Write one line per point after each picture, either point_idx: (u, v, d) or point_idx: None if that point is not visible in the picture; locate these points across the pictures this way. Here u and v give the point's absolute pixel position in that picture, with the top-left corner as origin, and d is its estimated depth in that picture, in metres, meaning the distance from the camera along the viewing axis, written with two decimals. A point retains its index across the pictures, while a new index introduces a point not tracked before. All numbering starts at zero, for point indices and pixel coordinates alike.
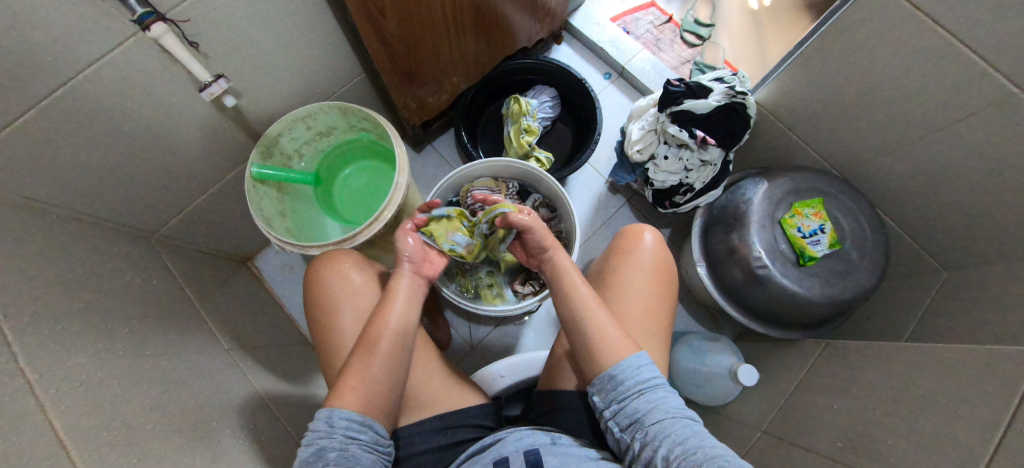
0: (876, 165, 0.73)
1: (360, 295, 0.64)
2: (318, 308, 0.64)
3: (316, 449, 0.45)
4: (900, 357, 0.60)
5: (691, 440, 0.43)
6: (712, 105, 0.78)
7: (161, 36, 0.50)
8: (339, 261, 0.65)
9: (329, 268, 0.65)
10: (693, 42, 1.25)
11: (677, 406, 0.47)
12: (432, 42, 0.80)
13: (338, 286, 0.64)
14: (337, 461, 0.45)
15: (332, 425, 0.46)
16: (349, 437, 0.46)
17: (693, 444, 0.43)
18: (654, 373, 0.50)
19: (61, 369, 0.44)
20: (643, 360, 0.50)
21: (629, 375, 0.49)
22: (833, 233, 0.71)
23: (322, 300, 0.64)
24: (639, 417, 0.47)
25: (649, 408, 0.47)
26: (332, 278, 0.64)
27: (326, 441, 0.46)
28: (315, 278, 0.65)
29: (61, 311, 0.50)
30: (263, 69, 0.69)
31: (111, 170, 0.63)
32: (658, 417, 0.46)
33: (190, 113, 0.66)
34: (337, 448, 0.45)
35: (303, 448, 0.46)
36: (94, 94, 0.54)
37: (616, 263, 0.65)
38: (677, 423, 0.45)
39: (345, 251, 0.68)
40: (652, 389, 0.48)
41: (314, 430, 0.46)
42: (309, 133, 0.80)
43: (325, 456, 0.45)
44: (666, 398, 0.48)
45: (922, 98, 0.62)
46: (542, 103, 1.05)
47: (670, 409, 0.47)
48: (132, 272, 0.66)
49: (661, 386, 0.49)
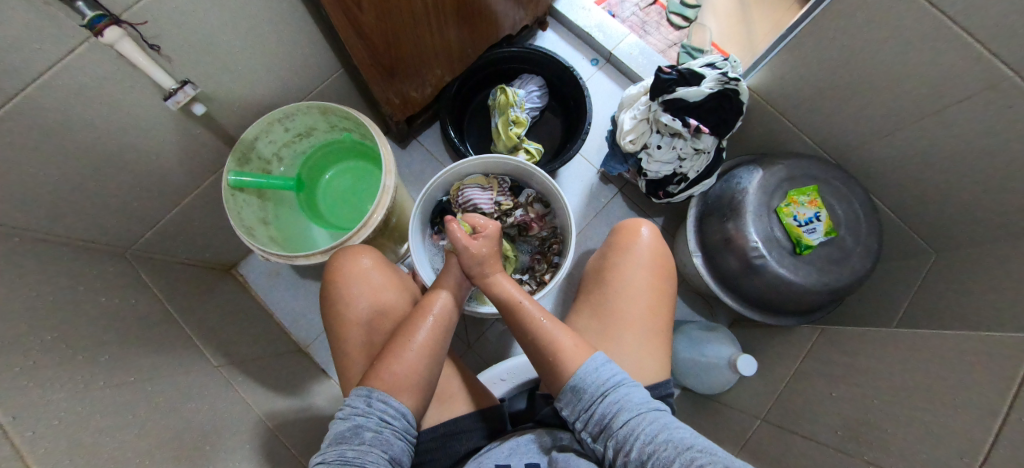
0: (870, 149, 0.73)
1: (385, 291, 0.62)
2: (334, 300, 0.61)
3: (354, 425, 0.46)
4: (898, 343, 0.60)
5: (660, 435, 0.43)
6: (704, 93, 0.77)
7: (116, 42, 0.46)
8: (359, 258, 0.63)
9: (350, 260, 0.63)
10: (679, 24, 1.21)
11: (644, 400, 0.47)
12: (414, 34, 0.76)
13: (358, 280, 0.62)
14: (372, 441, 0.46)
15: (372, 406, 0.48)
16: (385, 422, 0.48)
17: (662, 440, 0.43)
18: (614, 373, 0.50)
19: (36, 410, 0.41)
20: (600, 361, 0.51)
21: (590, 380, 0.50)
22: (828, 221, 0.71)
23: (341, 293, 0.61)
24: (606, 422, 0.47)
25: (615, 410, 0.47)
26: (353, 271, 0.62)
27: (364, 419, 0.47)
28: (335, 269, 0.63)
29: (31, 345, 0.47)
30: (233, 69, 0.64)
31: (73, 185, 0.59)
32: (625, 417, 0.46)
33: (157, 120, 0.62)
34: (374, 430, 0.47)
35: (339, 423, 0.47)
36: (48, 106, 0.50)
37: (613, 260, 0.64)
38: (644, 419, 0.45)
39: (367, 247, 0.66)
40: (615, 389, 0.48)
41: (351, 408, 0.48)
42: (287, 135, 0.76)
43: (362, 434, 0.46)
44: (630, 395, 0.48)
45: (916, 83, 0.61)
46: (530, 93, 1.02)
47: (635, 406, 0.47)
48: (107, 292, 0.62)
49: (625, 384, 0.49)
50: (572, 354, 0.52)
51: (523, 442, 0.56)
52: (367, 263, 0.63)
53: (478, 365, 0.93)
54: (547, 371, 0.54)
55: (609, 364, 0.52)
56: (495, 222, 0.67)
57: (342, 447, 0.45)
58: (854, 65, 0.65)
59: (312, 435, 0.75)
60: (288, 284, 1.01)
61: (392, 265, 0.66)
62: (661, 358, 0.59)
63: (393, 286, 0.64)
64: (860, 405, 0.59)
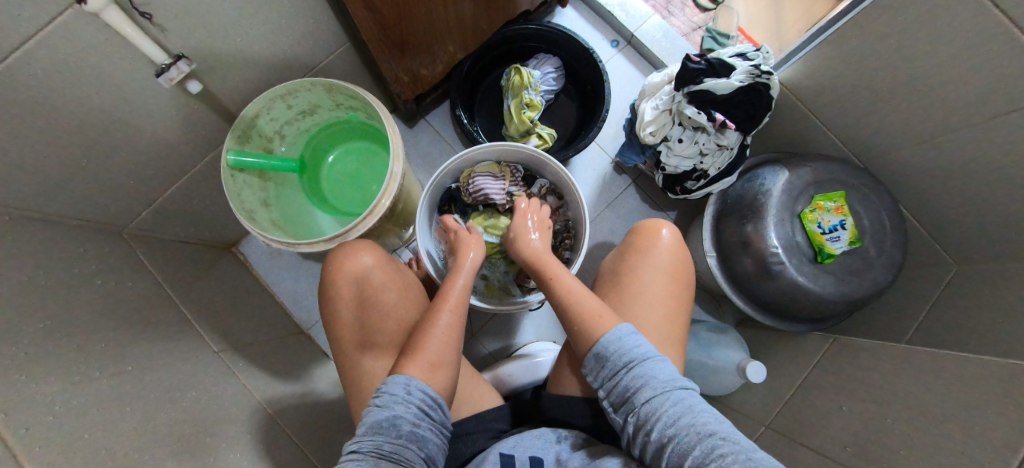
0: (904, 155, 0.70)
1: (386, 291, 0.60)
2: (335, 304, 0.60)
3: (392, 416, 0.46)
4: (917, 362, 0.59)
5: (682, 418, 0.44)
6: (734, 86, 0.72)
7: (103, 10, 0.42)
8: (358, 256, 0.61)
9: (349, 258, 0.60)
10: (705, 6, 1.15)
11: (669, 378, 0.47)
12: (428, 8, 0.71)
13: (359, 281, 0.60)
14: (409, 436, 0.45)
15: (410, 396, 0.47)
16: (422, 414, 0.47)
17: (683, 424, 0.43)
18: (640, 346, 0.50)
19: (31, 405, 0.40)
20: (625, 332, 0.51)
21: (615, 350, 0.50)
22: (853, 230, 0.69)
23: (342, 296, 0.59)
24: (629, 396, 0.48)
25: (638, 385, 0.47)
26: (353, 272, 0.60)
27: (402, 410, 0.46)
28: (333, 271, 0.60)
29: (25, 333, 0.45)
30: (231, 40, 0.59)
31: (63, 162, 0.55)
32: (648, 394, 0.46)
33: (152, 94, 0.58)
34: (411, 423, 0.46)
35: (376, 411, 0.46)
36: (31, 78, 0.46)
37: (631, 262, 0.63)
38: (667, 399, 0.45)
39: (365, 241, 0.64)
40: (642, 363, 0.49)
41: (389, 394, 0.47)
42: (290, 112, 0.72)
43: (399, 427, 0.45)
44: (656, 371, 0.48)
45: (966, 89, 0.57)
46: (545, 75, 0.96)
47: (661, 383, 0.47)
48: (102, 274, 0.60)
49: (652, 359, 0.49)
50: (601, 320, 0.54)
51: (544, 432, 0.56)
52: (369, 260, 0.61)
53: (481, 355, 0.92)
54: (576, 334, 0.55)
55: (637, 334, 0.52)
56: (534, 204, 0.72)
57: (379, 439, 0.44)
58: (901, 61, 0.62)
59: (314, 422, 0.75)
60: (289, 265, 0.98)
61: (389, 260, 0.64)
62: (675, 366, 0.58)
63: (398, 285, 0.62)
64: (873, 422, 0.58)
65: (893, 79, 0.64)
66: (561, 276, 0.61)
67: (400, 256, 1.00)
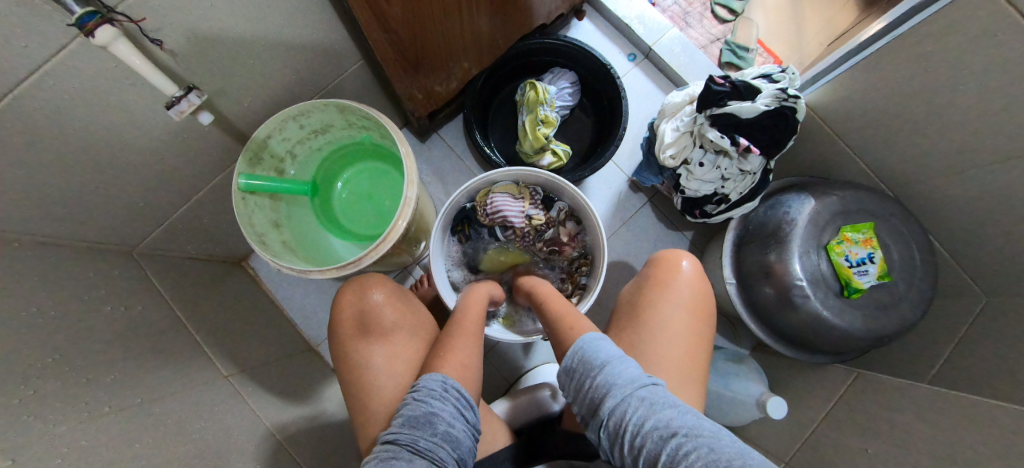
0: (935, 184, 0.68)
1: (397, 327, 0.61)
2: (344, 347, 0.60)
3: (428, 411, 0.46)
4: (949, 406, 0.57)
5: (645, 421, 0.43)
6: (759, 110, 0.69)
7: (111, 43, 0.40)
8: (369, 290, 0.63)
9: (358, 297, 0.62)
10: (724, 17, 1.11)
11: (631, 379, 0.46)
12: (443, 25, 0.69)
13: (367, 318, 0.61)
14: (444, 435, 0.45)
15: (447, 392, 0.48)
16: (458, 412, 0.48)
17: (648, 427, 0.42)
18: (602, 352, 0.50)
19: (39, 448, 0.38)
20: (590, 343, 0.52)
21: (580, 362, 0.51)
22: (883, 264, 0.66)
23: (352, 334, 0.60)
24: (596, 407, 0.47)
25: (602, 395, 0.47)
26: (364, 309, 0.61)
27: (440, 407, 0.47)
28: (343, 312, 0.62)
29: (34, 369, 0.43)
30: (243, 60, 0.58)
31: (73, 188, 0.54)
32: (610, 403, 0.45)
33: (162, 118, 0.56)
34: (448, 421, 0.46)
35: (415, 405, 0.47)
36: (42, 108, 0.44)
37: (651, 295, 0.61)
38: (630, 403, 0.45)
39: (376, 278, 0.66)
40: (603, 370, 0.48)
41: (427, 389, 0.48)
42: (302, 131, 0.70)
43: (435, 424, 0.45)
44: (616, 376, 0.47)
45: (1007, 120, 0.55)
46: (561, 90, 0.94)
47: (622, 387, 0.46)
48: (112, 300, 0.59)
49: (612, 363, 0.48)
50: (576, 329, 0.57)
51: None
52: (378, 297, 0.62)
53: (492, 376, 0.91)
54: (559, 344, 0.58)
55: (600, 341, 0.52)
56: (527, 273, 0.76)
57: (415, 434, 0.44)
58: (940, 89, 0.59)
59: (323, 446, 0.74)
60: (299, 280, 0.97)
61: (402, 297, 0.66)
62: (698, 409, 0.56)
63: (408, 321, 0.63)
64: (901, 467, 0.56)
65: (928, 106, 0.62)
66: (551, 298, 0.65)
67: (411, 273, 0.99)
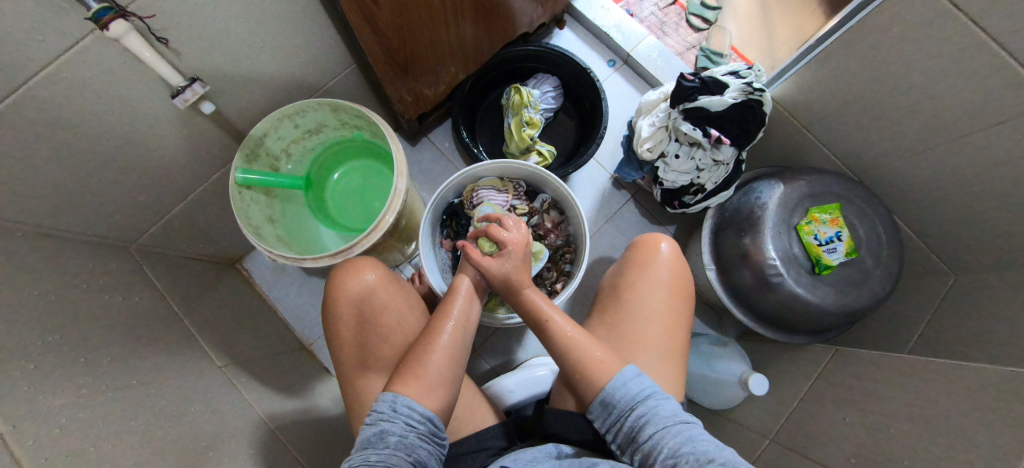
0: (895, 168, 0.72)
1: (386, 313, 0.62)
2: (335, 323, 0.61)
3: (378, 430, 0.47)
4: (919, 373, 0.59)
5: (683, 448, 0.44)
6: (727, 103, 0.74)
7: (123, 36, 0.44)
8: (363, 272, 0.62)
9: (352, 278, 0.61)
10: (699, 26, 1.18)
11: (671, 412, 0.48)
12: (430, 31, 0.74)
13: (357, 301, 0.61)
14: (396, 444, 0.46)
15: (396, 411, 0.48)
16: (410, 425, 0.48)
17: (685, 453, 0.43)
18: (643, 387, 0.51)
19: (39, 416, 0.40)
20: (630, 376, 0.52)
21: (620, 394, 0.51)
22: (849, 241, 0.70)
23: (341, 313, 0.61)
24: (635, 436, 0.48)
25: (642, 423, 0.48)
26: (357, 290, 0.61)
27: (389, 424, 0.47)
28: (336, 290, 0.61)
29: (34, 347, 0.45)
30: (242, 62, 0.62)
31: (78, 182, 0.57)
32: (650, 430, 0.47)
33: (165, 116, 0.60)
34: (399, 433, 0.47)
35: (365, 429, 0.47)
36: (53, 100, 0.48)
37: (631, 275, 0.64)
38: (670, 431, 0.46)
39: (370, 260, 0.64)
40: (644, 402, 0.49)
41: (377, 413, 0.48)
42: (296, 131, 0.74)
43: (387, 438, 0.46)
44: (657, 408, 0.48)
45: (950, 101, 0.60)
46: (545, 94, 0.99)
47: (663, 417, 0.47)
48: (111, 290, 0.61)
49: (654, 396, 0.50)
50: (604, 366, 0.53)
51: (543, 446, 0.56)
52: (371, 279, 0.62)
53: (482, 369, 0.92)
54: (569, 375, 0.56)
55: (640, 376, 0.52)
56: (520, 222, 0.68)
57: (367, 452, 0.44)
58: (891, 76, 0.63)
59: (314, 438, 0.75)
60: (293, 281, 0.99)
61: (394, 280, 0.65)
62: (677, 380, 0.58)
63: (398, 306, 0.63)
64: (877, 434, 0.58)
65: (881, 94, 0.66)
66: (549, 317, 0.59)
67: (402, 271, 1.01)
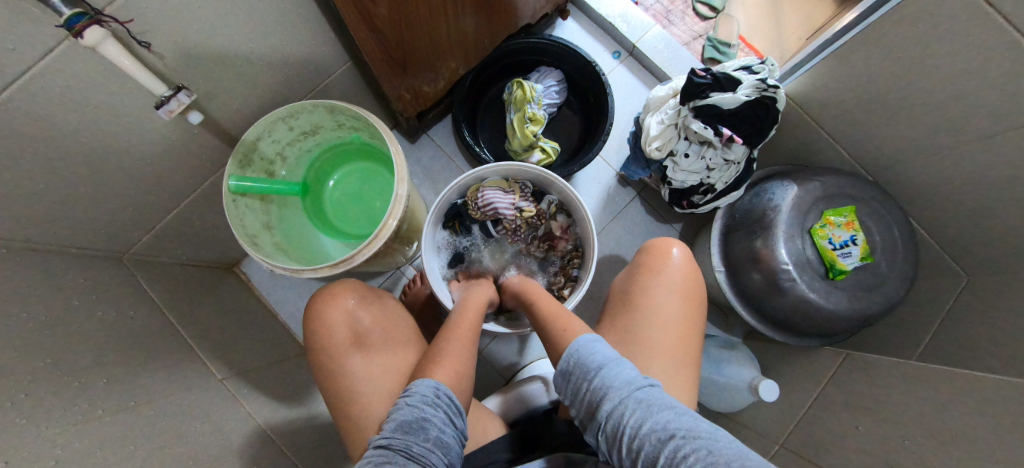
0: (912, 167, 0.70)
1: (374, 332, 0.61)
2: (322, 353, 0.59)
3: (420, 417, 0.46)
4: (934, 381, 0.58)
5: (642, 422, 0.43)
6: (740, 100, 0.71)
7: (99, 43, 0.40)
8: (341, 297, 0.61)
9: (331, 306, 0.60)
10: (705, 15, 1.14)
11: (628, 381, 0.46)
12: (429, 26, 0.70)
13: (347, 324, 0.60)
14: (436, 440, 0.45)
15: (439, 399, 0.48)
16: (449, 419, 0.48)
17: (645, 430, 0.42)
18: (600, 356, 0.50)
19: (28, 453, 0.38)
20: (586, 344, 0.52)
21: (578, 366, 0.50)
22: (864, 245, 0.68)
23: (326, 343, 0.59)
24: (594, 409, 0.47)
25: (600, 397, 0.46)
26: (337, 314, 0.60)
27: (431, 412, 0.47)
28: (318, 322, 0.60)
29: (23, 374, 0.43)
30: (232, 63, 0.58)
31: (62, 195, 0.54)
32: (608, 404, 0.45)
33: (152, 123, 0.57)
34: (439, 427, 0.46)
35: (406, 410, 0.47)
36: (31, 113, 0.45)
37: (643, 281, 0.62)
38: (627, 405, 0.44)
39: (345, 284, 0.64)
40: (600, 373, 0.48)
41: (420, 395, 0.48)
42: (291, 133, 0.70)
43: (427, 430, 0.45)
44: (613, 378, 0.47)
45: (975, 101, 0.57)
46: (548, 88, 0.96)
47: (619, 390, 0.46)
48: (104, 305, 0.59)
49: (611, 364, 0.48)
50: (571, 332, 0.55)
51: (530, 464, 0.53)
52: (352, 302, 0.61)
53: (486, 373, 0.92)
54: (553, 349, 0.57)
55: (598, 344, 0.52)
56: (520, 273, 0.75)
57: (407, 439, 0.44)
58: (914, 74, 0.61)
59: (318, 447, 0.74)
60: (292, 284, 0.97)
61: (376, 299, 0.65)
62: (691, 389, 0.57)
63: (385, 324, 0.63)
64: (889, 442, 0.58)
65: (900, 92, 0.64)
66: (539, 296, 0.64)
67: (404, 273, 0.99)
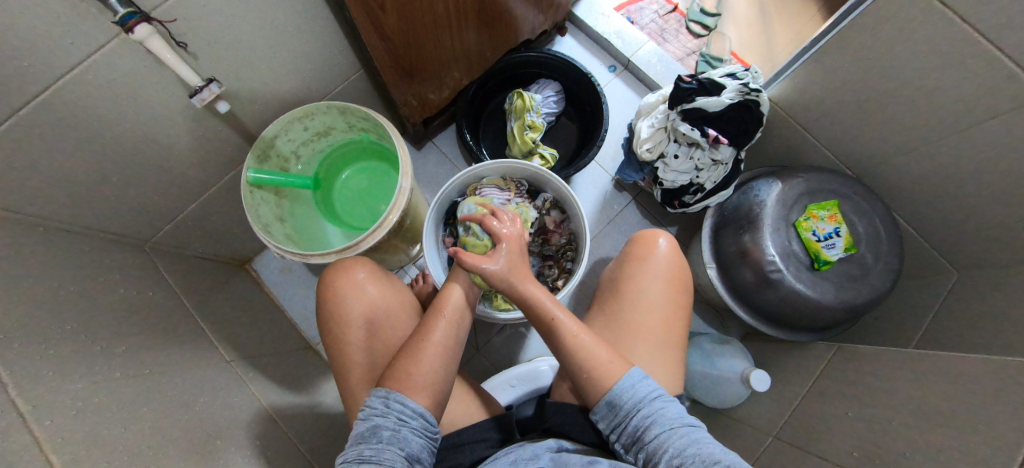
0: (893, 165, 0.73)
1: (380, 305, 0.64)
2: (331, 320, 0.62)
3: (371, 425, 0.47)
4: (919, 366, 0.59)
5: (688, 449, 0.44)
6: (724, 103, 0.75)
7: (146, 39, 0.47)
8: (353, 271, 0.64)
9: (342, 275, 0.64)
10: (698, 32, 1.20)
11: (677, 416, 0.48)
12: (434, 37, 0.76)
13: (356, 296, 0.63)
14: (388, 439, 0.46)
15: (389, 407, 0.49)
16: (403, 421, 0.48)
17: (690, 454, 0.43)
18: (650, 388, 0.51)
19: (53, 399, 0.41)
20: (636, 377, 0.52)
21: (626, 397, 0.50)
22: (848, 237, 0.70)
23: (337, 310, 0.62)
24: (638, 436, 0.48)
25: (648, 423, 0.48)
26: (348, 285, 0.63)
27: (381, 419, 0.48)
28: (329, 289, 0.63)
29: (54, 333, 0.47)
30: (256, 67, 0.65)
31: (98, 180, 0.60)
32: (656, 431, 0.47)
33: (182, 118, 0.63)
34: (392, 428, 0.47)
35: (359, 424, 0.48)
36: (79, 101, 0.51)
37: (630, 269, 0.65)
38: (676, 434, 0.46)
39: (360, 260, 0.67)
40: (651, 403, 0.49)
41: (370, 408, 0.49)
42: (306, 133, 0.77)
43: (380, 433, 0.47)
44: (665, 410, 0.48)
45: (942, 98, 0.61)
46: (547, 98, 1.01)
47: (668, 420, 0.47)
48: (126, 284, 0.63)
49: (660, 398, 0.50)
50: (606, 369, 0.53)
51: (543, 442, 0.57)
52: (361, 276, 0.64)
53: (484, 369, 0.93)
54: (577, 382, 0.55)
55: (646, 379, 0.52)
56: (513, 235, 0.62)
57: (360, 447, 0.46)
58: (883, 75, 0.65)
59: (317, 433, 0.76)
60: (300, 282, 1.02)
61: (386, 276, 0.68)
62: (677, 369, 0.60)
63: (391, 300, 0.65)
64: (877, 427, 0.58)
65: (873, 93, 0.68)
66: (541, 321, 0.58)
67: (407, 272, 1.03)
